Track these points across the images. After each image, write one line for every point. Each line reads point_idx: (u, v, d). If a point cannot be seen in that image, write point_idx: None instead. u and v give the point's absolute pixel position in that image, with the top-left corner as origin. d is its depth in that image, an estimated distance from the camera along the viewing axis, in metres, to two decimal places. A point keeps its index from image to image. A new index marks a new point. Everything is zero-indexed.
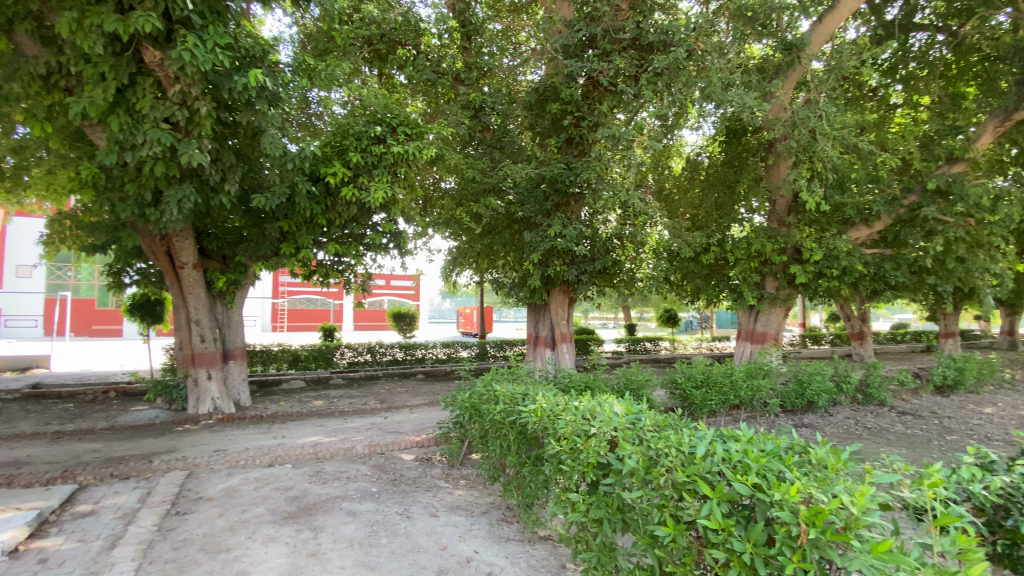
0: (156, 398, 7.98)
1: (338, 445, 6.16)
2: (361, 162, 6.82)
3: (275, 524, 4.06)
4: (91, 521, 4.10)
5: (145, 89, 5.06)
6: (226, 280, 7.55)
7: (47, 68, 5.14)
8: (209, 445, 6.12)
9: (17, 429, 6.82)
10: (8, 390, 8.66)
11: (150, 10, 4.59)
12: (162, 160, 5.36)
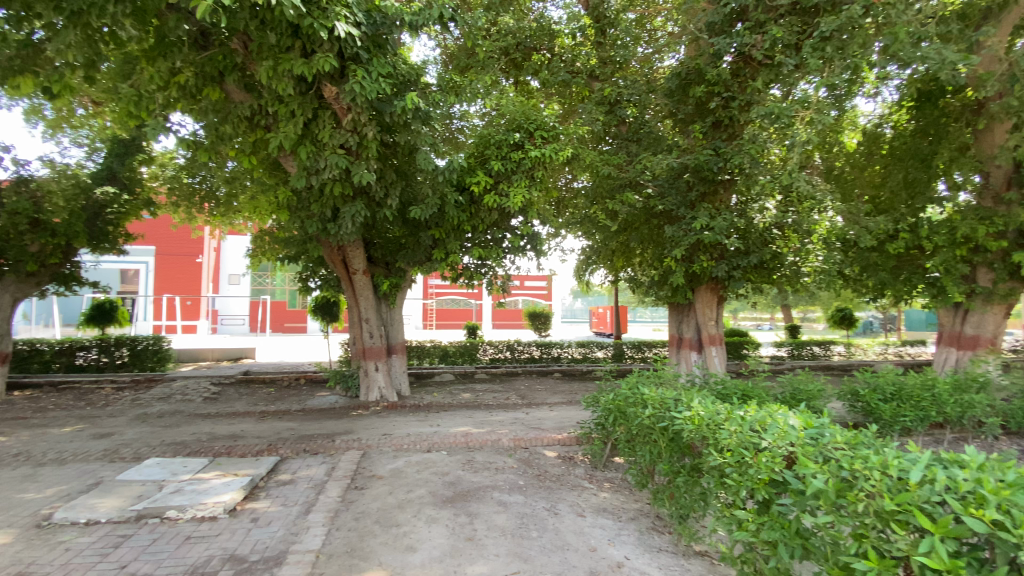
0: (335, 386, 9.25)
1: (485, 437, 6.49)
2: (503, 169, 7.12)
3: (436, 506, 4.40)
4: (291, 488, 4.86)
5: (325, 120, 5.85)
6: (389, 283, 8.47)
7: (250, 111, 6.15)
8: (378, 430, 6.89)
9: (238, 407, 8.42)
10: (230, 375, 10.78)
11: (328, 51, 5.20)
12: (338, 181, 6.19)
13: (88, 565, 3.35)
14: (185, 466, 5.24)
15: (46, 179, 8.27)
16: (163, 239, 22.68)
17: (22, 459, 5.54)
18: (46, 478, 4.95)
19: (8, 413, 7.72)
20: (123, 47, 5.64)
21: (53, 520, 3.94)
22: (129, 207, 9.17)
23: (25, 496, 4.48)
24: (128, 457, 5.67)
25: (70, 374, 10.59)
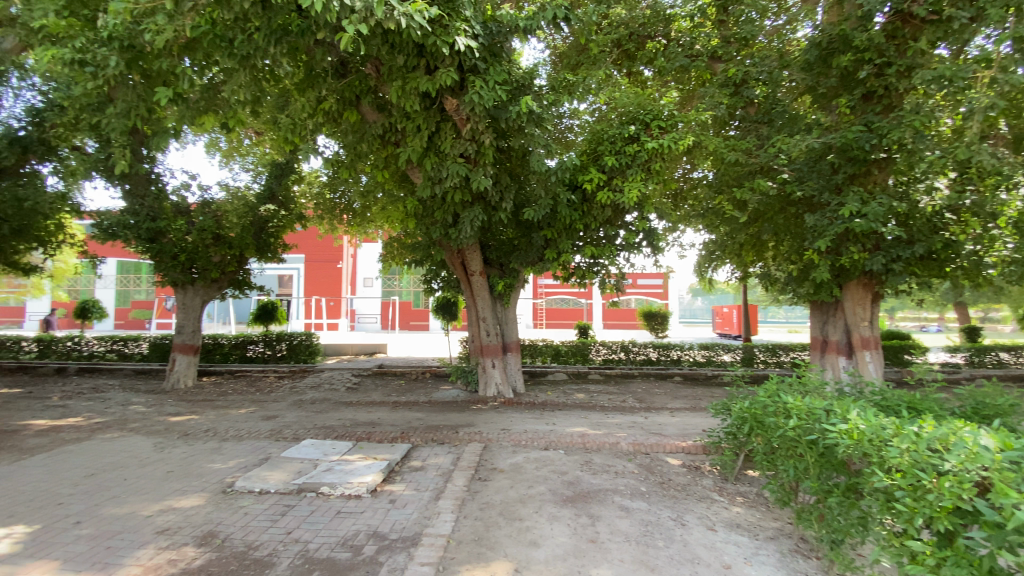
0: (456, 381, 9.78)
1: (603, 439, 6.38)
2: (617, 165, 6.95)
3: (557, 505, 4.43)
4: (422, 475, 5.23)
5: (446, 132, 6.20)
6: (504, 284, 8.74)
7: (382, 129, 6.74)
8: (497, 425, 7.14)
9: (373, 398, 9.29)
10: (366, 368, 11.94)
11: (450, 66, 5.50)
12: (458, 188, 6.53)
13: (262, 529, 3.92)
14: (333, 448, 5.91)
15: (223, 202, 9.90)
16: (310, 248, 25.88)
17: (212, 434, 6.67)
18: (229, 451, 5.90)
19: (201, 395, 9.36)
20: (279, 82, 6.48)
21: (236, 487, 4.68)
22: (285, 222, 10.59)
23: (215, 464, 5.38)
24: (288, 437, 6.54)
25: (244, 363, 12.52)
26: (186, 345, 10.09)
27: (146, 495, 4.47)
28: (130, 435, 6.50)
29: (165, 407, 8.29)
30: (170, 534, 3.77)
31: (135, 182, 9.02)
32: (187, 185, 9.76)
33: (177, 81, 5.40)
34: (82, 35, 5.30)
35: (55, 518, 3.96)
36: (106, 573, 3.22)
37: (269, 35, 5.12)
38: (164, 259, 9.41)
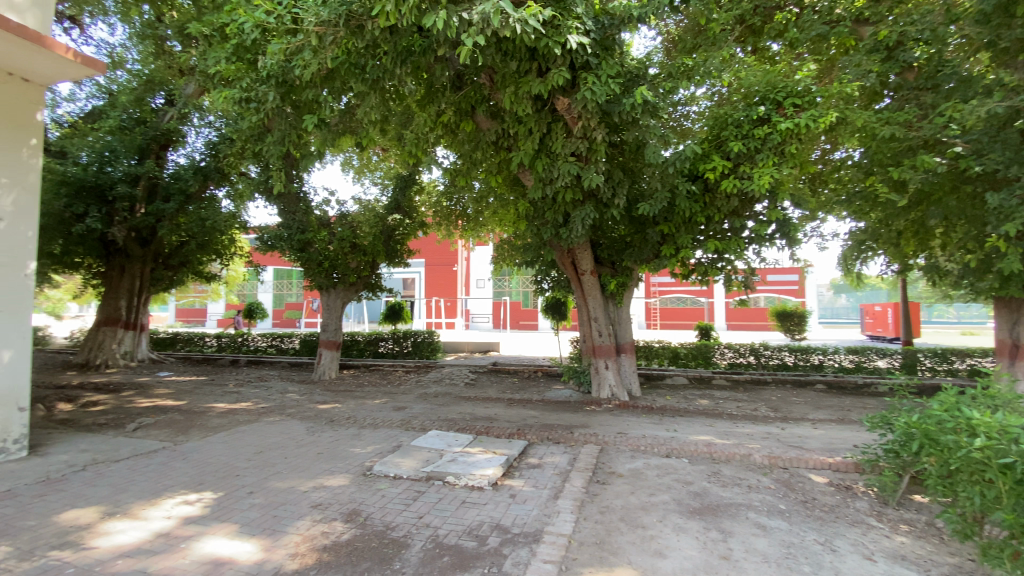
0: (569, 381, 9.78)
1: (733, 449, 5.91)
2: (744, 150, 6.41)
3: (683, 515, 4.19)
4: (540, 472, 5.30)
5: (557, 132, 6.22)
6: (616, 282, 8.59)
7: (495, 135, 6.95)
8: (614, 428, 6.98)
9: (490, 394, 9.64)
10: (482, 365, 12.45)
11: (561, 65, 5.49)
12: (570, 187, 6.51)
13: (397, 511, 4.26)
14: (456, 440, 6.24)
15: (357, 214, 10.98)
16: (429, 252, 27.69)
17: (352, 421, 7.43)
18: (366, 438, 6.52)
19: (342, 386, 10.49)
20: (402, 101, 7.05)
21: (373, 471, 5.16)
22: (410, 229, 11.45)
23: (355, 449, 5.98)
24: (416, 427, 7.05)
25: (377, 359, 13.74)
26: (331, 341, 11.38)
27: (302, 473, 5.11)
28: (287, 419, 7.49)
29: (314, 396, 9.42)
30: (322, 509, 4.26)
31: (287, 200, 10.35)
32: (327, 201, 11.00)
33: (321, 109, 6.15)
34: (247, 76, 6.19)
35: (235, 486, 4.69)
36: (274, 537, 3.73)
37: (395, 57, 5.56)
38: (312, 266, 10.62)
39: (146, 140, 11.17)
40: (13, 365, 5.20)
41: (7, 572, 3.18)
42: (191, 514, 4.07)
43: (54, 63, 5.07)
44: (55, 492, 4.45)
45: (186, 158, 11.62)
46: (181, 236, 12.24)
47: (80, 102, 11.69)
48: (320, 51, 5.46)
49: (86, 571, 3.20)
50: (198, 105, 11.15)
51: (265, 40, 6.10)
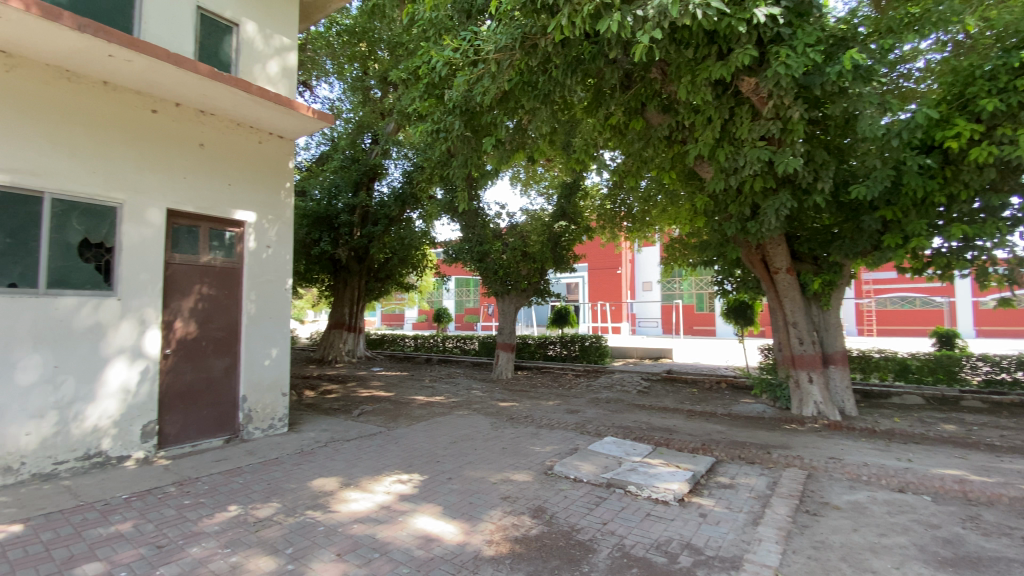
0: (759, 393, 8.78)
1: (1002, 491, 4.60)
2: (1001, 107, 5.07)
3: (930, 566, 3.40)
4: (733, 493, 4.84)
5: (742, 116, 5.68)
6: (821, 281, 7.33)
7: (669, 130, 6.63)
8: (822, 451, 6.02)
9: (668, 403, 9.18)
10: (656, 372, 11.93)
11: (746, 43, 4.98)
12: (760, 175, 5.84)
13: (581, 514, 4.31)
14: (634, 449, 6.07)
15: (526, 224, 11.53)
16: (596, 257, 27.64)
17: (531, 420, 7.79)
18: (545, 438, 6.77)
19: (519, 386, 11.10)
20: (570, 111, 7.25)
21: (555, 471, 5.31)
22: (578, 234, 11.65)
23: (536, 448, 6.25)
24: (593, 432, 7.06)
25: (548, 361, 14.24)
26: (507, 343, 12.15)
27: (490, 465, 5.52)
28: (474, 414, 8.20)
29: (495, 394, 10.15)
30: (510, 502, 4.52)
31: (468, 216, 11.34)
32: (500, 215, 11.78)
33: (498, 130, 6.66)
34: (436, 110, 6.92)
35: (436, 471, 5.28)
36: (472, 523, 4.08)
37: (566, 69, 5.73)
38: (489, 274, 11.47)
39: (359, 175, 13.41)
40: (277, 359, 6.69)
41: (282, 521, 4.07)
42: (404, 493, 4.69)
43: (299, 121, 6.40)
44: (308, 462, 5.57)
45: (387, 187, 13.65)
46: (386, 253, 14.40)
47: (312, 150, 14.72)
48: (497, 77, 5.90)
49: (333, 530, 3.92)
50: (395, 140, 13.00)
51: (451, 74, 6.82)
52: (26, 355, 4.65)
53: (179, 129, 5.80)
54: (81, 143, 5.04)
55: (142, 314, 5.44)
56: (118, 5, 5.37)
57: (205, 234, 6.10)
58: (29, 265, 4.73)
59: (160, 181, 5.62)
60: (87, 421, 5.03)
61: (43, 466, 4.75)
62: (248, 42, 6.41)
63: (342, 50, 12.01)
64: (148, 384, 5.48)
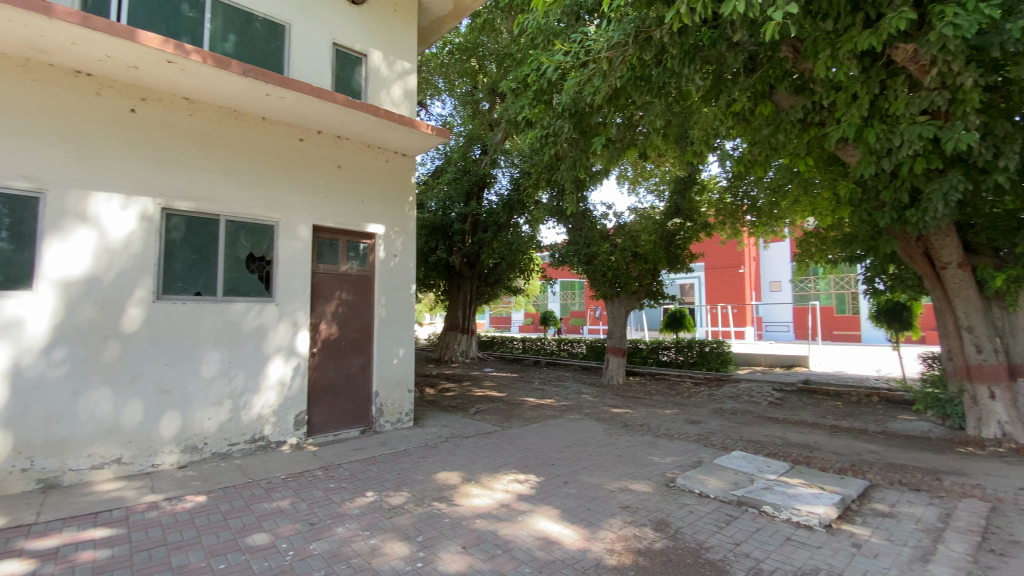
0: (924, 411, 7.52)
1: None
2: None
3: None
4: (893, 523, 4.19)
5: (897, 90, 4.97)
6: (1006, 278, 6.10)
7: (803, 112, 6.01)
8: (1014, 482, 4.98)
9: (805, 417, 8.25)
10: (790, 382, 10.79)
11: (901, 6, 4.34)
12: (921, 155, 5.03)
13: (709, 531, 4.03)
14: (768, 466, 5.55)
15: (635, 224, 11.11)
16: (714, 255, 25.84)
17: (647, 428, 7.50)
18: (665, 448, 6.46)
19: (632, 392, 10.75)
20: (685, 102, 6.89)
21: (678, 484, 5.04)
22: (693, 232, 11.03)
23: (655, 457, 5.99)
24: (717, 445, 6.60)
25: (661, 366, 13.65)
26: (617, 347, 11.84)
27: (607, 472, 5.41)
28: (587, 419, 8.11)
29: (607, 399, 9.94)
30: (631, 512, 4.38)
31: (577, 218, 11.24)
32: (607, 215, 11.54)
33: (608, 128, 6.53)
34: (546, 115, 7.00)
35: (553, 474, 5.30)
36: (592, 530, 4.01)
37: (683, 58, 5.45)
38: (598, 277, 11.28)
39: (471, 185, 14.01)
40: (404, 359, 7.23)
41: (412, 510, 4.36)
42: (522, 493, 4.77)
43: (420, 139, 6.86)
44: (432, 456, 5.92)
45: (496, 195, 14.11)
46: (495, 258, 14.88)
47: (427, 165, 15.76)
48: (607, 75, 5.80)
49: (458, 523, 4.11)
50: (503, 149, 13.40)
51: (560, 78, 6.84)
52: (209, 352, 5.55)
53: (321, 154, 6.54)
54: (246, 172, 5.91)
55: (295, 317, 6.22)
56: (273, 50, 6.21)
57: (343, 246, 6.80)
58: (211, 276, 5.65)
59: (306, 201, 6.38)
60: (253, 409, 5.86)
61: (222, 446, 5.63)
62: (376, 69, 7.06)
63: (453, 67, 12.66)
64: (299, 379, 6.23)
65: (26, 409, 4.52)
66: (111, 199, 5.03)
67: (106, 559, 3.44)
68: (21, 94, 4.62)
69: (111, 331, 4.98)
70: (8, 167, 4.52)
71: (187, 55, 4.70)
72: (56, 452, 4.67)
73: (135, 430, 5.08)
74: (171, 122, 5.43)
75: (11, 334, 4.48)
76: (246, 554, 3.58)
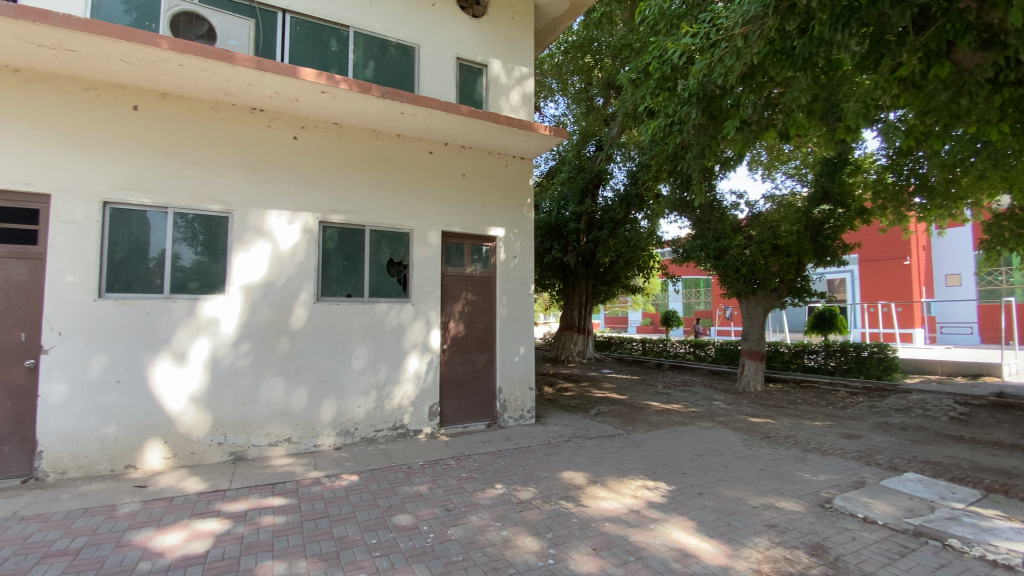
0: None
1: None
2: None
3: None
4: None
5: None
6: None
7: (997, 67, 4.97)
8: None
9: (1002, 437, 6.80)
10: (980, 395, 8.96)
11: None
12: None
13: (879, 563, 3.50)
14: (951, 492, 4.68)
15: (772, 213, 10.13)
16: (873, 245, 22.46)
17: (792, 441, 6.76)
18: (815, 464, 5.76)
19: (771, 401, 9.76)
20: (836, 72, 6.09)
21: (834, 505, 4.46)
22: (844, 220, 9.70)
23: (804, 474, 5.37)
24: (882, 464, 5.72)
25: (806, 373, 12.22)
26: (754, 351, 10.86)
27: (748, 486, 4.97)
28: (720, 427, 7.54)
29: (742, 407, 9.16)
30: (779, 532, 3.97)
31: (704, 210, 10.52)
32: (737, 205, 10.62)
33: (742, 111, 6.02)
34: (670, 102, 6.68)
35: (685, 484, 5.01)
36: (734, 547, 3.71)
37: (834, 23, 4.83)
38: (729, 273, 10.45)
39: (586, 183, 13.87)
40: (525, 357, 7.38)
41: (541, 506, 4.42)
42: (653, 500, 4.58)
43: (540, 141, 6.96)
44: (556, 454, 5.96)
45: (613, 192, 13.80)
46: (612, 256, 14.56)
47: (542, 166, 16.00)
48: (742, 53, 5.37)
49: (587, 524, 4.07)
50: (619, 143, 13.05)
51: (686, 62, 6.48)
52: (358, 347, 6.20)
53: (448, 163, 6.96)
54: (385, 185, 6.49)
55: (428, 316, 6.68)
56: (405, 71, 6.75)
57: (468, 249, 7.15)
58: (358, 280, 6.32)
59: (436, 208, 6.82)
60: (394, 400, 6.42)
61: (369, 432, 6.24)
62: (495, 77, 7.32)
63: (567, 66, 12.67)
64: (432, 374, 6.68)
65: (222, 392, 5.46)
66: (280, 215, 5.86)
67: (283, 525, 4.00)
68: (215, 132, 5.58)
69: (284, 327, 5.80)
70: (207, 192, 5.49)
71: (336, 84, 5.29)
72: (244, 429, 5.56)
73: (301, 414, 5.86)
74: (324, 145, 6.16)
75: (212, 330, 5.44)
76: (393, 532, 3.91)
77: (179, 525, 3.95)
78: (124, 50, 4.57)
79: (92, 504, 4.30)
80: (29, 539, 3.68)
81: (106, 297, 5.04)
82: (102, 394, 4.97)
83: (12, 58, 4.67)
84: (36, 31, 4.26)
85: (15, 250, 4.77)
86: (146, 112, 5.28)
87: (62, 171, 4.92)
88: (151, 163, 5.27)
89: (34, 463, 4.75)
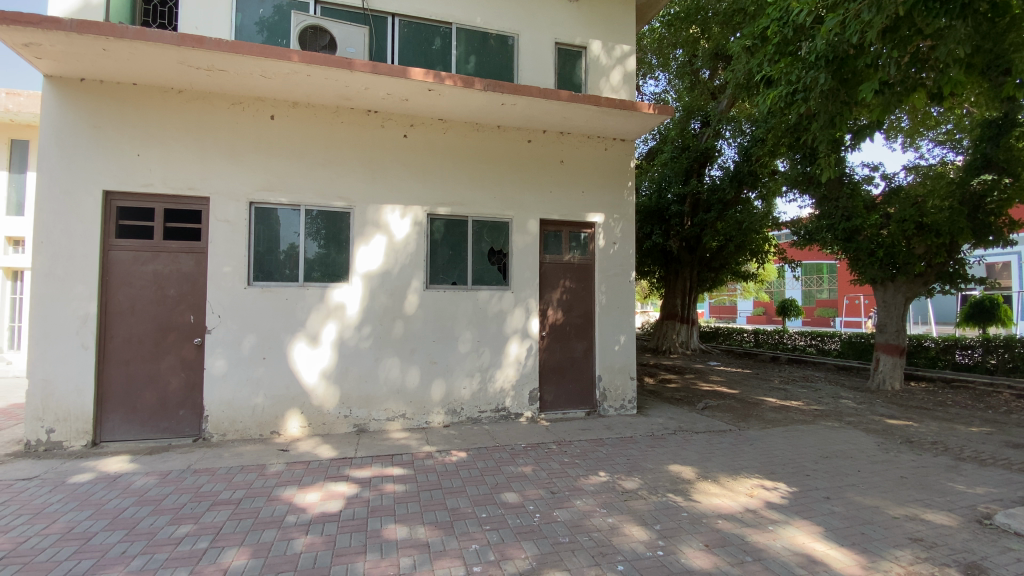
0: None
1: None
2: None
3: None
4: None
5: None
6: None
7: None
8: None
9: None
10: None
11: None
12: None
13: None
14: None
15: (916, 187, 9.02)
16: None
17: (942, 448, 5.89)
18: (973, 475, 4.98)
19: (912, 401, 8.60)
20: (1005, 16, 5.13)
21: (996, 522, 3.83)
22: (1012, 191, 8.15)
23: (957, 485, 4.67)
24: None
25: (958, 371, 10.57)
26: (891, 345, 9.55)
27: (885, 494, 4.44)
28: (850, 429, 6.78)
29: (875, 407, 8.16)
30: (925, 546, 3.51)
31: (830, 186, 9.40)
32: (871, 178, 9.44)
33: (882, 71, 5.32)
34: (792, 68, 6.06)
35: (809, 487, 4.61)
36: (869, 558, 3.35)
37: None
38: (861, 257, 9.29)
39: (690, 162, 13.15)
40: (625, 346, 7.20)
41: (647, 497, 4.33)
42: (771, 500, 4.28)
43: (642, 121, 6.67)
44: (661, 447, 5.78)
45: (721, 170, 12.94)
46: (721, 239, 13.63)
47: (642, 147, 15.56)
48: (883, 5, 4.74)
49: (697, 519, 3.91)
50: (728, 117, 12.08)
51: (813, 20, 5.86)
52: (462, 333, 6.50)
53: (546, 151, 6.96)
54: (486, 176, 6.68)
55: (527, 304, 6.79)
56: (505, 61, 6.86)
57: (567, 237, 7.11)
58: (463, 269, 6.61)
59: (535, 197, 6.88)
60: (497, 382, 6.65)
61: (474, 412, 6.55)
62: (595, 59, 7.13)
63: (670, 39, 12.35)
64: (532, 359, 6.81)
65: (347, 370, 6.04)
66: (394, 210, 6.29)
67: (403, 493, 4.35)
68: (336, 134, 6.10)
69: (398, 313, 6.24)
70: (331, 190, 6.05)
71: (442, 81, 5.52)
72: (366, 404, 6.12)
73: (414, 393, 6.30)
74: (431, 140, 6.47)
75: (338, 315, 6.02)
76: (501, 508, 4.08)
77: (316, 486, 4.46)
78: (263, 66, 5.15)
79: (247, 463, 5.02)
80: (202, 488, 4.40)
81: (253, 286, 5.79)
82: (252, 369, 5.75)
83: (178, 82, 5.48)
84: (196, 56, 4.95)
85: (184, 245, 5.64)
86: (280, 121, 5.92)
87: (217, 176, 5.70)
88: (287, 166, 5.92)
89: (202, 425, 5.63)
